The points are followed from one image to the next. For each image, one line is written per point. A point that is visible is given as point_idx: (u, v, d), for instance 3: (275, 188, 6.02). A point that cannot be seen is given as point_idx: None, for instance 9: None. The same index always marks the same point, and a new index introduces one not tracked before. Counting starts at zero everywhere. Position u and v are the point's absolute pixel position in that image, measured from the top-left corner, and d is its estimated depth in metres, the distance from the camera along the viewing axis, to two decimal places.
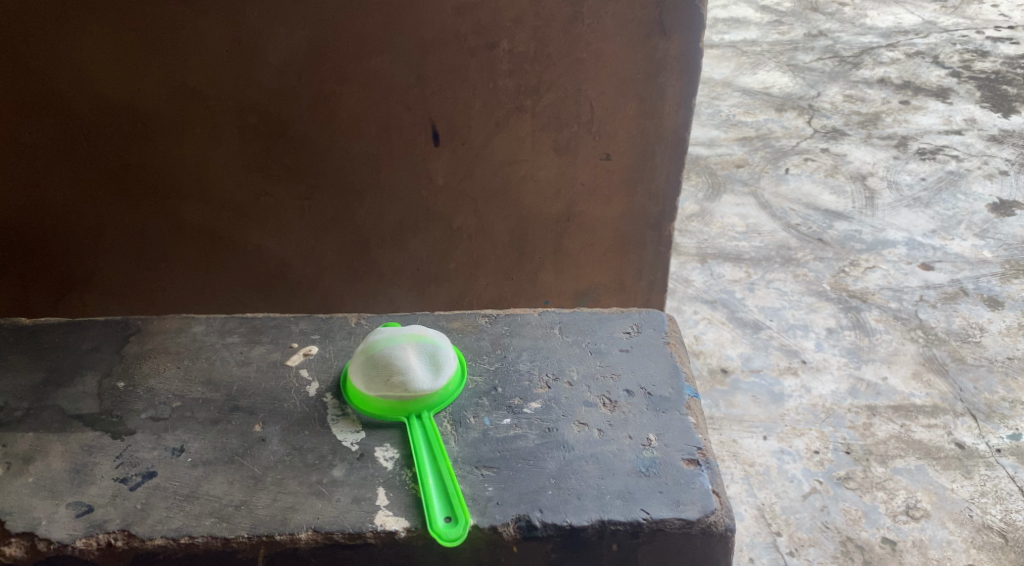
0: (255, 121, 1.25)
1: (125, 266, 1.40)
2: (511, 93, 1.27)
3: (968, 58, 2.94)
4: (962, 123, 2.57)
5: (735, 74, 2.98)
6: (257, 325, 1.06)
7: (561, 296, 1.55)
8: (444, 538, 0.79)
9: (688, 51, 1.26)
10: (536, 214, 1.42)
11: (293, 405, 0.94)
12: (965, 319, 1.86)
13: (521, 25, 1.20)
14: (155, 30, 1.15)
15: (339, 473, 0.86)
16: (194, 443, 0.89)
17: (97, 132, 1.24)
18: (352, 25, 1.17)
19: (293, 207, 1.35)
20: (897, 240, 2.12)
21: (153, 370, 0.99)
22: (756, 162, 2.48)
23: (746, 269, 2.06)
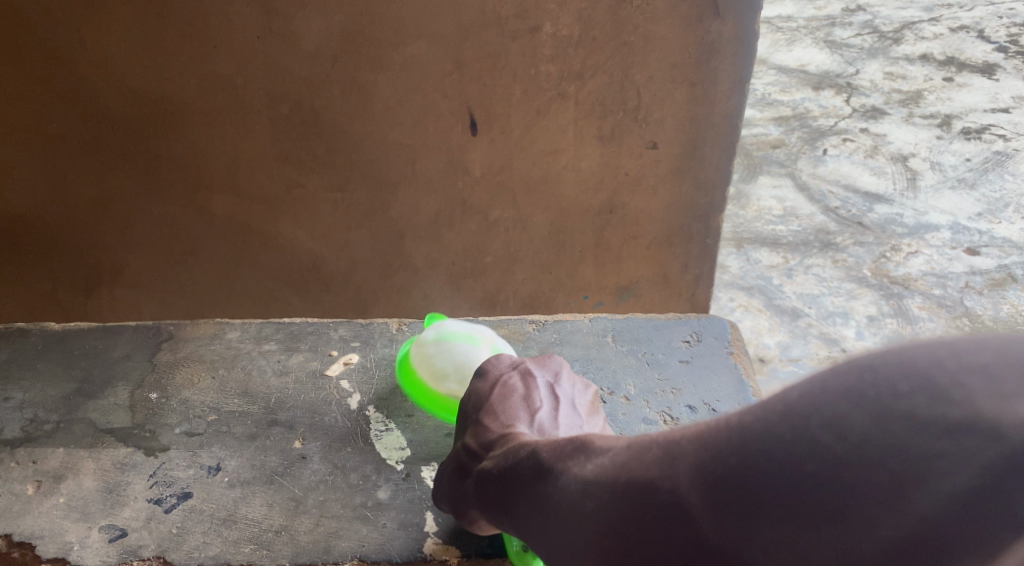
0: (287, 111, 1.20)
1: (155, 259, 1.37)
2: (553, 79, 1.21)
3: (1016, 32, 2.78)
4: (1010, 100, 2.44)
5: (770, 52, 2.87)
6: (294, 332, 1.03)
7: (602, 291, 1.49)
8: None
9: (743, 33, 1.18)
10: (577, 206, 1.36)
11: (335, 419, 0.90)
12: (1014, 307, 1.76)
13: (565, 7, 1.13)
14: (183, 17, 1.10)
15: (384, 495, 0.82)
16: (231, 461, 0.85)
17: (126, 124, 1.20)
18: (388, 10, 1.11)
19: (325, 199, 1.30)
20: (940, 223, 2.01)
21: (187, 381, 0.95)
22: (793, 143, 2.38)
23: (784, 254, 1.99)
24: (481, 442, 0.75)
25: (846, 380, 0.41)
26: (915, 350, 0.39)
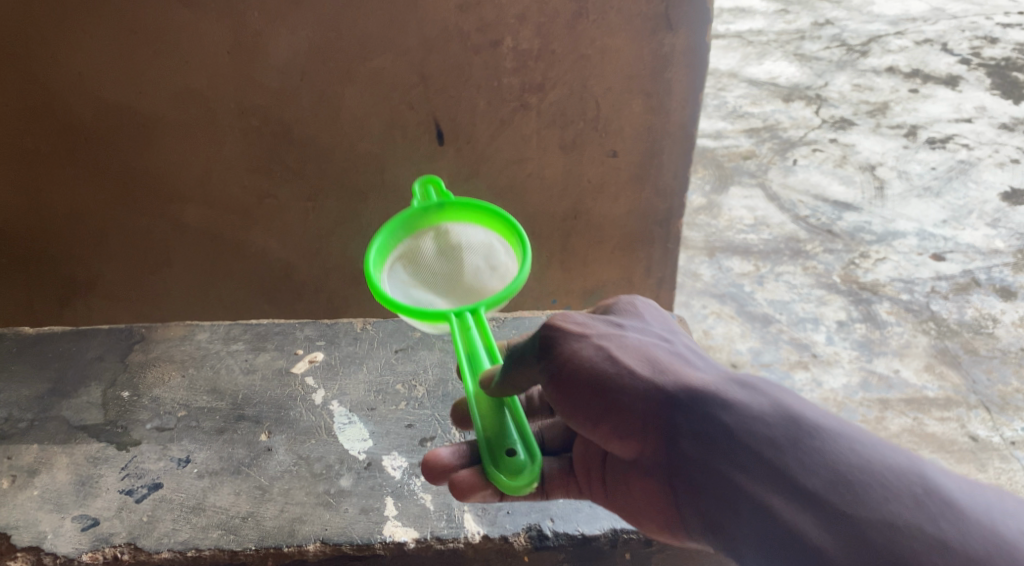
0: (258, 123, 1.23)
1: (131, 270, 1.40)
2: (516, 91, 1.25)
3: (978, 45, 2.89)
4: (972, 111, 2.52)
5: (741, 65, 2.95)
6: (262, 332, 1.08)
7: (569, 295, 1.54)
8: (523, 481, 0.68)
9: (695, 46, 1.23)
10: (543, 212, 1.40)
11: (299, 413, 0.96)
12: (978, 311, 1.83)
13: (525, 22, 1.18)
14: (155, 32, 1.14)
15: (347, 483, 0.87)
16: (200, 453, 0.91)
17: (100, 136, 1.23)
18: (354, 25, 1.15)
19: (297, 209, 1.34)
20: (907, 231, 2.07)
21: (157, 380, 1.00)
22: (763, 154, 2.44)
23: (754, 262, 2.02)
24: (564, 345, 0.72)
25: (888, 457, 0.62)
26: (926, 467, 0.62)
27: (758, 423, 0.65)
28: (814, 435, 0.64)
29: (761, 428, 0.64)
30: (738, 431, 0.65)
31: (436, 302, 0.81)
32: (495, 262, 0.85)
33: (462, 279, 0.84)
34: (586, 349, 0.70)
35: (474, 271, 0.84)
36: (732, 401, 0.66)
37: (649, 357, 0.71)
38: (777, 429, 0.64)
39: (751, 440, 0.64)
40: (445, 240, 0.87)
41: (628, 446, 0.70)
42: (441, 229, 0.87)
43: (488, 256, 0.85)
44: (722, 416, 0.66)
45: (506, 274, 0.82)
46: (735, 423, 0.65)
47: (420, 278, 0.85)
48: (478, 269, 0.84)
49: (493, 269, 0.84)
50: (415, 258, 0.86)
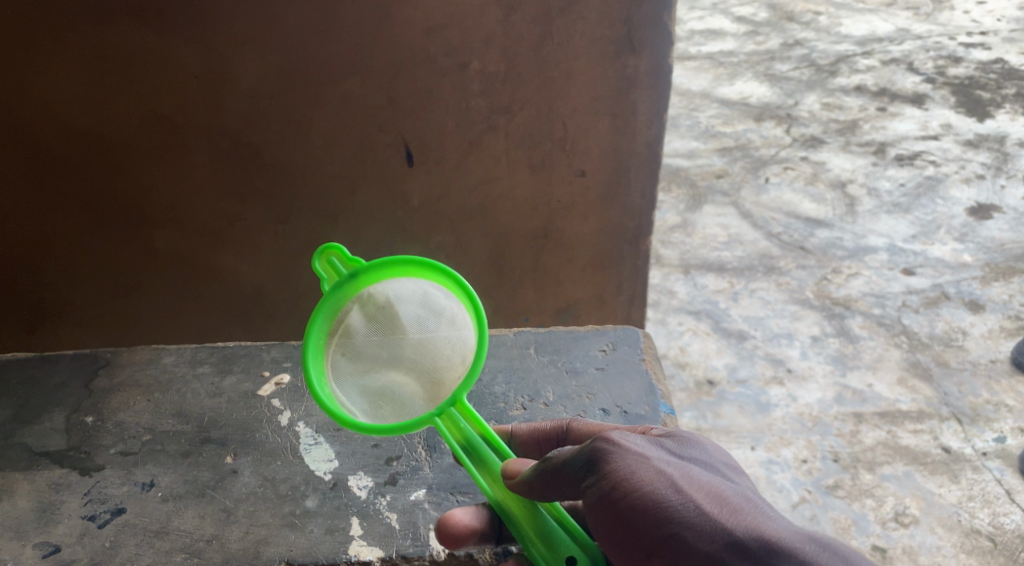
0: (227, 147, 1.24)
1: (100, 296, 1.39)
2: (484, 113, 1.27)
3: (942, 64, 2.96)
4: (938, 128, 2.59)
5: (713, 86, 2.99)
6: (227, 355, 1.14)
7: (542, 313, 1.55)
8: None
9: (658, 67, 1.25)
10: (513, 232, 1.42)
11: (266, 435, 1.02)
12: (948, 324, 1.87)
13: (491, 46, 1.20)
14: (122, 59, 1.14)
15: (312, 504, 0.94)
16: (164, 477, 0.97)
17: (68, 163, 1.23)
18: (322, 50, 1.16)
19: (268, 231, 1.34)
20: (878, 246, 2.11)
21: (122, 404, 1.06)
22: (736, 172, 2.47)
23: (729, 279, 2.04)
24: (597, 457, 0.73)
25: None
26: None
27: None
28: (816, 552, 0.66)
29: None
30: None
31: (398, 381, 0.81)
32: (434, 307, 0.82)
33: (403, 337, 0.82)
34: (651, 480, 0.70)
35: (416, 322, 0.82)
36: (808, 557, 0.65)
37: (718, 499, 0.69)
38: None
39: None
40: (371, 302, 0.82)
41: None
42: (362, 295, 0.82)
43: (424, 304, 0.82)
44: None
45: (458, 322, 0.81)
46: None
47: (365, 358, 0.82)
48: (417, 321, 0.82)
49: (436, 313, 0.82)
50: (348, 337, 0.82)
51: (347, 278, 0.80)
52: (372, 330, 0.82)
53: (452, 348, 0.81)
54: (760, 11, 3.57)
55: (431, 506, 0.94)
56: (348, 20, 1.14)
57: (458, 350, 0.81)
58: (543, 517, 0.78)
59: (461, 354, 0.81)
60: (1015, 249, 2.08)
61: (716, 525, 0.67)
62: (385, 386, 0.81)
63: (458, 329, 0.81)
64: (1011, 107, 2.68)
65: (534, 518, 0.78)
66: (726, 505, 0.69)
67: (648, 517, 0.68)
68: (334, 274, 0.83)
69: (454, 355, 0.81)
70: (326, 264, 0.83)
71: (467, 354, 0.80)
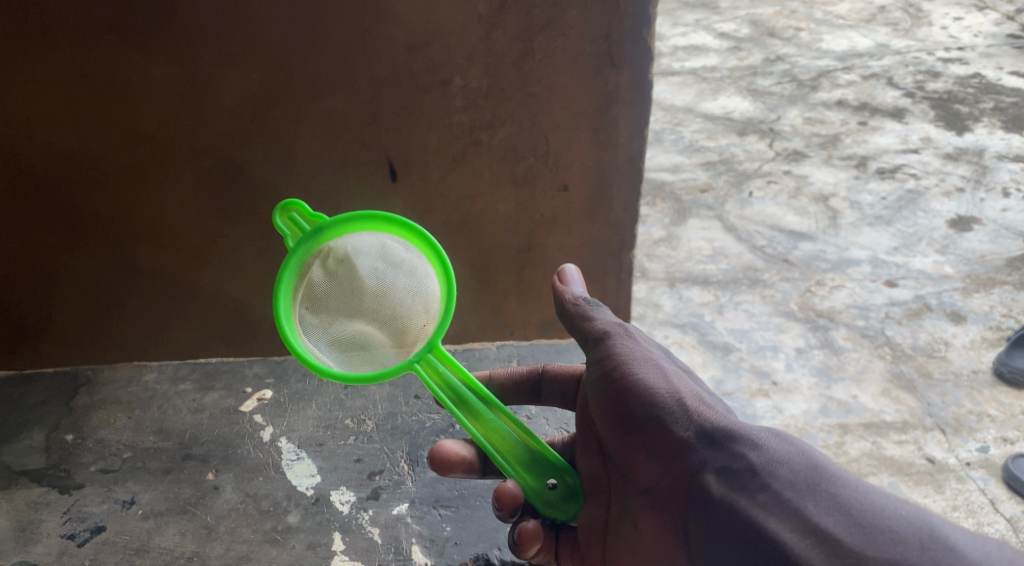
0: (210, 164, 1.24)
1: (82, 317, 1.38)
2: (466, 129, 1.28)
3: (921, 79, 3.01)
4: (918, 142, 2.62)
5: (696, 101, 3.02)
6: (212, 373, 1.35)
7: (527, 328, 1.55)
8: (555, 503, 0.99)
9: (639, 83, 1.27)
10: (496, 246, 1.42)
11: (247, 451, 1.19)
12: (931, 335, 1.89)
13: (473, 62, 1.21)
14: (103, 77, 1.14)
15: (294, 519, 1.09)
16: (143, 495, 1.13)
17: (50, 181, 1.23)
18: (305, 67, 1.17)
19: (251, 248, 1.34)
20: (861, 258, 2.13)
21: (105, 422, 1.25)
22: (720, 187, 2.49)
23: (714, 292, 2.06)
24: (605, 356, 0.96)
25: (815, 462, 0.81)
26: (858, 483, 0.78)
27: (784, 466, 0.81)
28: (763, 439, 0.84)
29: (786, 471, 0.80)
30: (762, 471, 0.81)
31: (364, 329, 0.99)
32: (392, 259, 0.97)
33: (366, 287, 0.98)
34: (642, 370, 0.93)
35: (374, 274, 0.97)
36: (764, 444, 0.83)
37: (694, 396, 0.91)
38: (800, 476, 0.80)
39: (773, 479, 0.80)
40: (333, 256, 0.94)
41: (655, 465, 0.90)
42: (324, 249, 0.94)
43: (383, 257, 0.97)
44: (750, 454, 0.83)
45: (417, 273, 0.98)
46: (761, 462, 0.82)
47: (330, 310, 0.98)
48: (377, 273, 0.97)
49: (394, 266, 0.98)
50: (313, 293, 0.95)
51: (314, 233, 0.92)
52: (334, 282, 0.96)
53: (411, 297, 0.98)
54: (742, 27, 3.61)
55: (412, 520, 1.09)
56: (331, 37, 1.15)
57: (417, 298, 0.98)
58: (523, 449, 0.98)
59: (420, 301, 0.98)
60: (995, 260, 2.10)
61: (687, 415, 0.89)
62: (354, 334, 0.98)
63: (417, 279, 0.98)
64: (989, 120, 2.72)
65: (517, 452, 0.98)
66: (700, 400, 0.90)
67: (634, 397, 0.93)
68: (297, 229, 0.96)
69: (413, 304, 0.98)
70: (287, 220, 0.97)
71: (427, 303, 0.98)
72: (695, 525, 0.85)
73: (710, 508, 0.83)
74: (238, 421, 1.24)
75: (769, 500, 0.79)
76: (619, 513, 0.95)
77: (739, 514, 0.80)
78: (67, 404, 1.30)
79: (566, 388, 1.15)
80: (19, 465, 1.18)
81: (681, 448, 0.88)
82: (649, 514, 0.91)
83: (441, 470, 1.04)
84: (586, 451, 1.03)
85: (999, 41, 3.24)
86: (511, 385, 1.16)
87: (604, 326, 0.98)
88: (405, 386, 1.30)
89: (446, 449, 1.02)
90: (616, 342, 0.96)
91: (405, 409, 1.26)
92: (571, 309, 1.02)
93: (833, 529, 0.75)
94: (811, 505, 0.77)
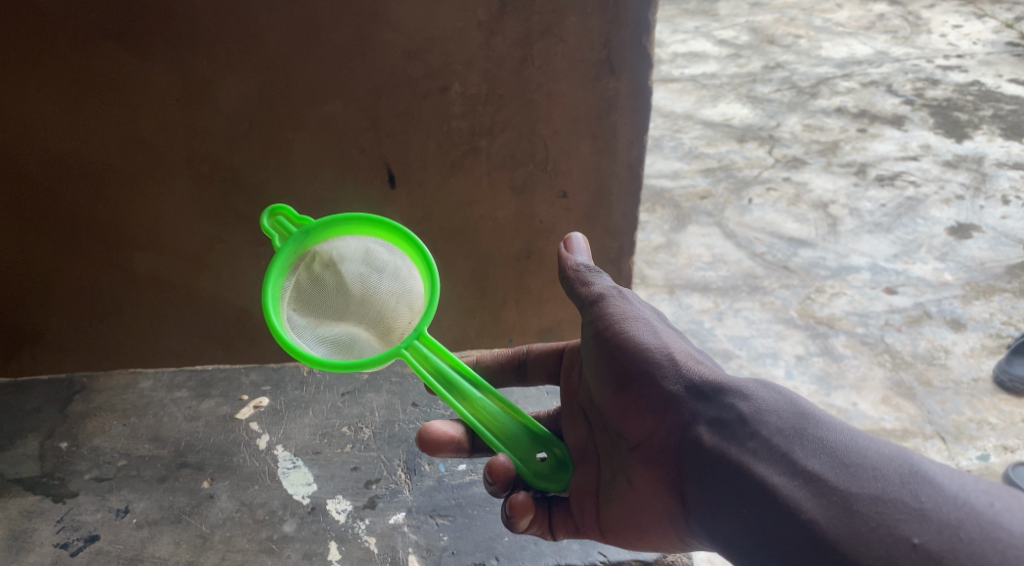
0: (208, 170, 1.24)
1: (80, 324, 1.37)
2: (465, 135, 1.27)
3: (920, 87, 3.01)
4: (918, 149, 2.62)
5: (696, 108, 3.02)
6: (206, 380, 1.34)
7: (525, 334, 1.55)
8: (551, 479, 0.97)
9: (639, 91, 1.27)
10: (494, 252, 1.42)
11: (243, 459, 1.18)
12: (930, 342, 1.88)
13: (472, 68, 1.21)
14: (102, 84, 1.14)
15: (290, 528, 1.09)
16: (138, 503, 1.12)
17: (49, 188, 1.23)
18: (304, 72, 1.17)
19: (249, 254, 1.33)
20: (860, 265, 2.13)
21: (98, 429, 1.24)
22: (720, 193, 2.49)
23: (714, 299, 2.05)
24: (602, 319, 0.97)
25: (803, 408, 0.82)
26: (840, 422, 0.80)
27: (772, 414, 0.83)
28: (752, 390, 0.86)
29: (774, 419, 0.82)
30: (753, 420, 0.83)
31: (351, 330, 1.00)
32: (376, 263, 1.01)
33: (351, 291, 1.01)
34: (635, 328, 0.95)
35: (357, 277, 1.01)
36: (753, 395, 0.85)
37: (683, 352, 0.93)
38: (788, 422, 0.81)
39: (763, 427, 0.82)
40: (318, 260, 0.99)
41: (648, 421, 0.92)
42: (311, 253, 0.98)
43: (368, 260, 1.00)
44: (739, 404, 0.85)
45: (401, 274, 1.01)
46: (751, 412, 0.84)
47: (318, 314, 1.00)
48: (362, 276, 1.01)
49: (378, 270, 1.01)
50: (301, 298, 0.99)
51: (300, 233, 0.96)
52: (319, 286, 1.00)
53: (396, 297, 1.00)
54: (741, 34, 3.62)
55: (409, 529, 1.09)
56: (331, 43, 1.15)
57: (400, 298, 1.00)
58: (512, 425, 0.96)
59: (405, 300, 1.00)
60: (995, 268, 2.10)
61: (677, 369, 0.91)
62: (341, 334, 0.99)
63: (401, 280, 1.01)
64: (988, 128, 2.72)
65: (506, 429, 0.96)
66: (688, 356, 0.93)
67: (629, 356, 0.94)
68: (282, 231, 0.99)
69: (397, 303, 1.00)
70: (274, 223, 0.99)
71: (411, 301, 0.99)
72: (689, 477, 0.86)
73: (703, 459, 0.85)
74: (234, 428, 1.24)
75: (760, 447, 0.81)
76: (611, 472, 0.97)
77: (731, 463, 0.82)
78: (62, 412, 1.29)
79: (550, 366, 1.15)
80: (13, 472, 1.18)
81: (672, 403, 0.90)
82: (642, 468, 0.92)
83: (430, 451, 1.04)
84: (573, 422, 1.05)
85: (998, 49, 3.25)
86: (497, 366, 1.15)
87: (600, 289, 1.00)
88: (402, 393, 1.30)
89: (435, 430, 1.02)
90: (611, 303, 0.98)
91: (401, 416, 1.25)
92: (571, 274, 1.03)
93: (820, 469, 0.77)
94: (799, 449, 0.79)
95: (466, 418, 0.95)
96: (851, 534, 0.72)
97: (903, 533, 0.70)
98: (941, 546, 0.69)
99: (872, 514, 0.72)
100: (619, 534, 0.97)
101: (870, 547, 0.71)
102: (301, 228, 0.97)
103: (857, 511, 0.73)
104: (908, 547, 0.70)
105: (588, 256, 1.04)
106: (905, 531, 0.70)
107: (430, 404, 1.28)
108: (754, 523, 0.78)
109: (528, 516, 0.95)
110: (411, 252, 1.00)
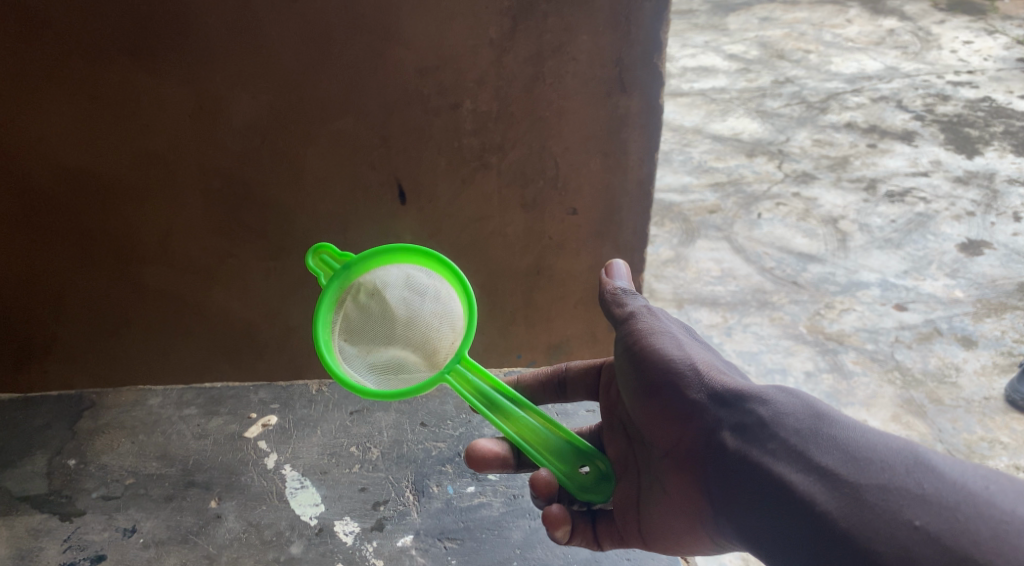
0: (219, 185, 1.24)
1: (86, 336, 1.37)
2: (475, 151, 1.27)
3: (931, 102, 3.00)
4: (928, 165, 2.61)
5: (705, 122, 3.02)
6: (215, 399, 1.39)
7: (535, 350, 1.53)
8: (595, 491, 0.97)
9: (648, 108, 1.26)
10: (504, 269, 1.41)
11: (251, 479, 1.22)
12: (941, 360, 1.87)
13: (484, 86, 1.21)
14: (115, 98, 1.15)
15: (297, 550, 1.12)
16: (144, 523, 1.16)
17: (60, 203, 1.23)
18: (315, 88, 1.17)
19: (258, 268, 1.33)
20: (870, 281, 2.12)
21: (108, 447, 1.29)
22: (728, 208, 2.48)
23: (722, 313, 2.04)
24: (636, 337, 0.96)
25: (817, 410, 0.83)
26: (853, 421, 0.81)
27: (790, 416, 0.83)
28: (772, 392, 0.86)
29: (792, 420, 0.83)
30: (772, 423, 0.83)
31: (399, 355, 1.00)
32: (417, 287, 1.00)
33: (396, 316, 1.00)
34: (663, 343, 0.94)
35: (401, 302, 1.00)
36: (771, 399, 0.85)
37: (705, 362, 0.92)
38: (804, 423, 0.82)
39: (781, 429, 0.82)
40: (363, 290, 0.99)
41: (673, 429, 0.91)
42: (356, 285, 0.98)
43: (409, 285, 1.00)
44: (759, 409, 0.84)
45: (441, 295, 1.00)
46: (770, 416, 0.84)
47: (366, 340, 1.00)
48: (406, 301, 1.00)
49: (420, 293, 1.00)
50: (349, 329, 0.99)
51: (342, 270, 0.97)
52: (365, 314, 0.99)
53: (438, 318, 1.00)
54: (751, 49, 3.62)
55: (417, 553, 1.12)
56: (342, 60, 1.15)
57: (442, 318, 1.00)
58: (556, 441, 0.96)
59: (447, 322, 0.99)
60: (1006, 285, 2.08)
61: (700, 378, 0.90)
62: (390, 360, 0.99)
63: (442, 302, 1.00)
64: (999, 144, 2.71)
65: (550, 444, 0.96)
66: (711, 366, 0.92)
67: (655, 369, 0.93)
68: (327, 269, 1.01)
69: (440, 324, 0.99)
70: (319, 262, 1.01)
71: (452, 322, 0.99)
72: (714, 481, 0.85)
73: (727, 465, 0.84)
74: (242, 447, 1.28)
75: (779, 448, 0.81)
76: (648, 482, 0.95)
77: (752, 464, 0.82)
78: (71, 429, 1.33)
79: (589, 383, 1.13)
80: (21, 490, 1.22)
81: (694, 410, 0.89)
82: (673, 474, 0.91)
83: (476, 468, 1.05)
84: (613, 437, 1.04)
85: (1009, 65, 3.23)
86: (538, 386, 1.15)
87: (633, 309, 0.99)
88: (411, 412, 1.32)
89: (480, 447, 1.03)
90: (640, 321, 0.97)
91: (410, 436, 1.28)
92: (608, 297, 1.02)
93: (832, 464, 0.77)
94: (813, 448, 0.79)
95: (511, 438, 0.96)
96: (859, 523, 0.73)
97: (904, 517, 0.72)
98: (941, 526, 0.71)
99: (879, 502, 0.73)
100: (659, 542, 0.96)
101: (876, 533, 0.72)
102: (343, 264, 0.97)
103: (864, 500, 0.74)
104: (909, 529, 0.71)
105: (628, 281, 1.04)
106: (906, 514, 0.72)
107: (438, 425, 1.30)
108: (772, 526, 0.79)
109: (564, 526, 0.97)
110: (449, 275, 0.99)
